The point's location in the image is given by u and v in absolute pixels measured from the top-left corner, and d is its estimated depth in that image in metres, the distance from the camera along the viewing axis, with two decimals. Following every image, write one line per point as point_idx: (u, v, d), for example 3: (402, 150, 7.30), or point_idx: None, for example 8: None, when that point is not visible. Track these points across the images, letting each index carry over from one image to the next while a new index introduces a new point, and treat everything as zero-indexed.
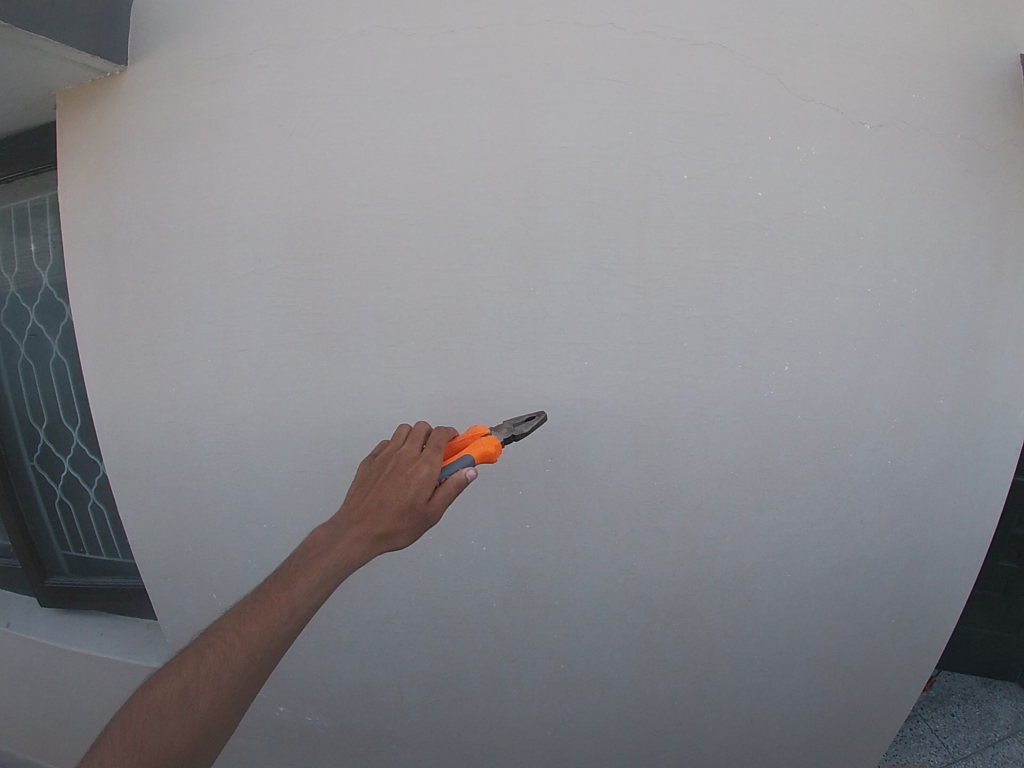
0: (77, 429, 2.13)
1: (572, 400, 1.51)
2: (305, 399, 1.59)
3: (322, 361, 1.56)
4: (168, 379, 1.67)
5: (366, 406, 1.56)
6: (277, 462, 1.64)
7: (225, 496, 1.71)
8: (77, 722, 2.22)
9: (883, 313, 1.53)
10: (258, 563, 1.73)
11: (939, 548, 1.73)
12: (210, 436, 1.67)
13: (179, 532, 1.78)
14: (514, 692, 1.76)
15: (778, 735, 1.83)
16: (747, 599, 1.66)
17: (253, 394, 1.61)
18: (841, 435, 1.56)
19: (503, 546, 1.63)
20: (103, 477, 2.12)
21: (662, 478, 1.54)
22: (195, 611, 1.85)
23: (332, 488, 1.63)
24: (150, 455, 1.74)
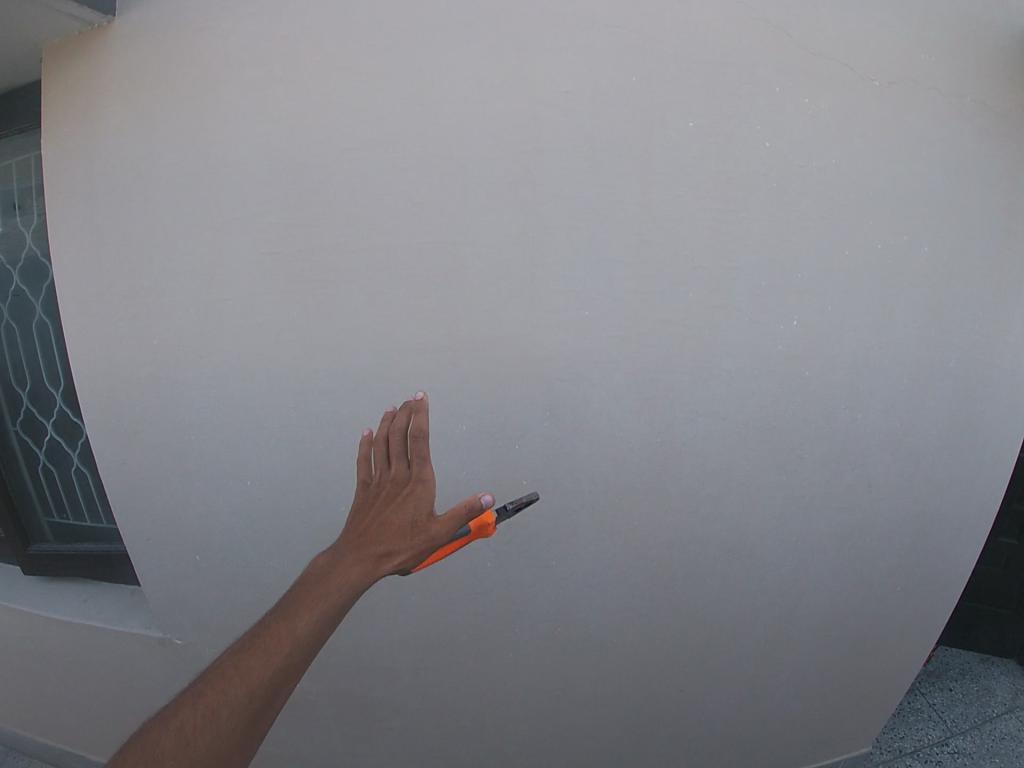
0: (58, 389, 2.05)
1: (571, 354, 1.45)
2: (292, 352, 1.52)
3: (311, 312, 1.49)
4: (151, 333, 1.60)
5: (356, 359, 1.50)
6: (264, 418, 1.58)
7: (211, 454, 1.64)
8: (65, 691, 2.17)
9: (897, 266, 1.47)
10: (245, 524, 1.67)
11: (946, 514, 1.68)
12: (195, 392, 1.60)
13: (164, 493, 1.71)
14: (511, 659, 1.72)
15: (780, 701, 1.81)
16: (750, 563, 1.61)
17: (239, 346, 1.55)
18: (849, 394, 1.51)
19: (500, 508, 1.57)
20: (87, 441, 2.02)
21: (663, 436, 1.49)
22: (177, 578, 1.78)
23: (321, 445, 1.57)
24: (135, 412, 1.67)
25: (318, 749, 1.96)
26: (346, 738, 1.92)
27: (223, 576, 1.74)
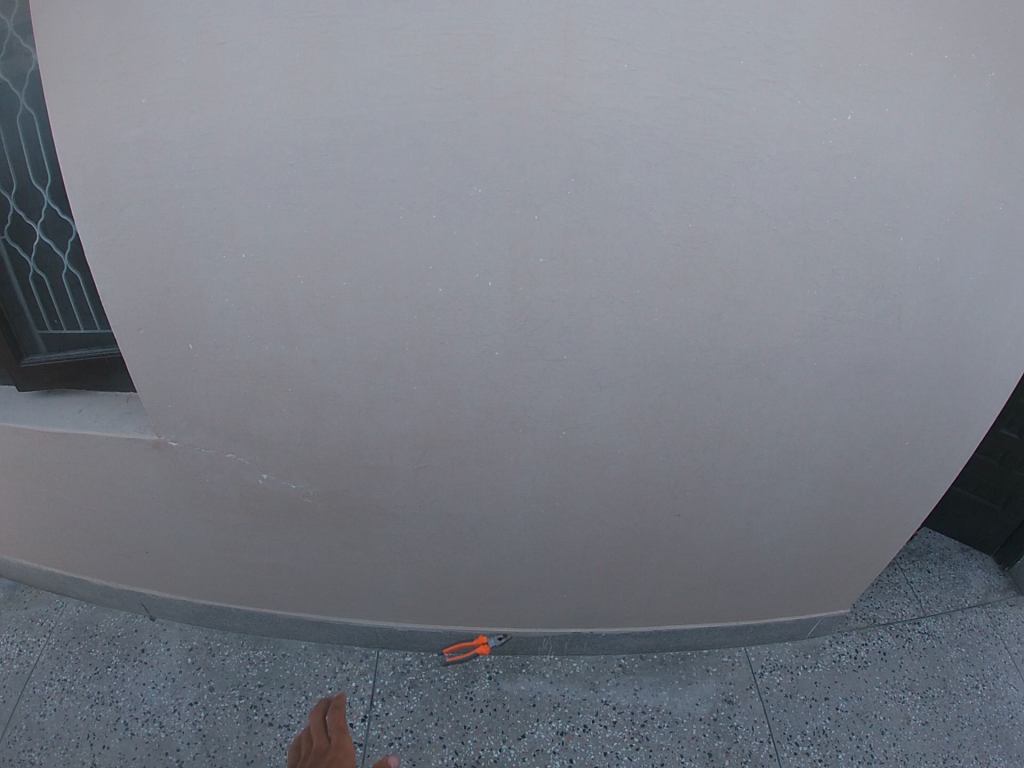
0: (43, 185, 1.69)
1: (600, 123, 1.23)
2: (262, 106, 1.24)
3: (285, 50, 1.20)
4: (95, 58, 1.26)
5: (343, 118, 1.23)
6: (229, 193, 1.32)
7: (175, 221, 1.36)
8: (55, 512, 2.05)
9: (983, 52, 1.26)
10: (216, 325, 1.48)
11: (968, 368, 1.64)
12: (155, 141, 1.29)
13: (124, 276, 1.44)
14: (513, 473, 1.67)
15: (770, 529, 1.90)
16: (766, 385, 1.56)
17: (204, 85, 1.24)
18: (897, 207, 1.37)
19: (514, 295, 1.39)
20: (78, 242, 1.73)
21: (693, 234, 1.33)
22: (143, 387, 1.61)
23: (299, 229, 1.34)
24: (72, 168, 1.33)
25: (317, 561, 1.97)
26: (345, 552, 1.92)
27: (206, 370, 1.56)
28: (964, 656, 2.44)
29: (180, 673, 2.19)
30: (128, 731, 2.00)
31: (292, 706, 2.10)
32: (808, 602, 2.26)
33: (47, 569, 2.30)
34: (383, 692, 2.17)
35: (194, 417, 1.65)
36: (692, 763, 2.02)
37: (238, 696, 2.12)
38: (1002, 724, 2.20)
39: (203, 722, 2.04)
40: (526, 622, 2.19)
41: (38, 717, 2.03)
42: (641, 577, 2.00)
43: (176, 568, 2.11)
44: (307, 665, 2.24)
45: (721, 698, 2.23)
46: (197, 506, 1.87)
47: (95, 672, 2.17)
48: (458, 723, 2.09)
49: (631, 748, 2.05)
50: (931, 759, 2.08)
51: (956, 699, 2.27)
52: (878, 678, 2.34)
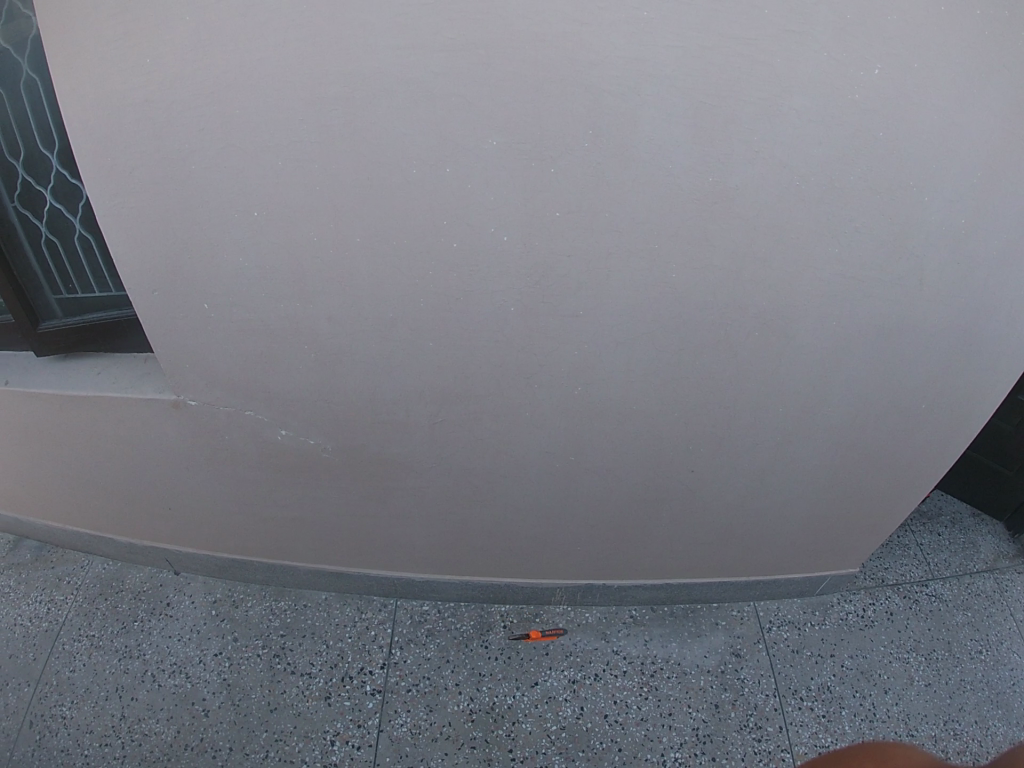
0: (51, 149, 1.64)
1: (618, 73, 1.19)
2: (269, 56, 1.20)
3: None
4: (91, 10, 1.20)
5: (353, 69, 1.20)
6: (242, 148, 1.30)
7: (190, 181, 1.35)
8: (78, 471, 2.09)
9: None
10: (233, 282, 1.49)
11: (992, 329, 1.61)
12: (164, 100, 1.26)
13: (141, 237, 1.44)
14: (527, 428, 1.70)
15: (782, 488, 1.92)
16: (782, 341, 1.55)
17: (209, 39, 1.20)
18: (925, 160, 1.33)
19: (530, 252, 1.39)
20: (89, 205, 1.70)
21: (712, 186, 1.32)
22: (161, 346, 1.62)
23: (314, 184, 1.33)
24: (82, 127, 1.31)
25: (336, 515, 2.03)
26: (363, 506, 1.98)
27: (224, 331, 1.58)
28: (970, 620, 2.48)
29: (204, 625, 2.27)
30: (156, 682, 2.10)
31: (314, 655, 2.19)
32: (817, 560, 2.30)
33: (72, 528, 2.37)
34: (401, 640, 2.24)
35: (214, 377, 1.68)
36: (699, 713, 2.09)
37: (261, 646, 2.21)
38: (1003, 690, 2.24)
39: (227, 672, 2.13)
40: (540, 574, 2.23)
41: (69, 673, 2.11)
42: (652, 531, 2.04)
43: (198, 524, 2.17)
44: (327, 615, 2.31)
45: (729, 652, 2.28)
46: (216, 463, 1.91)
47: (122, 627, 2.25)
48: (473, 671, 2.17)
49: (640, 697, 2.12)
50: (931, 719, 2.14)
51: (960, 663, 2.32)
52: (884, 637, 2.39)
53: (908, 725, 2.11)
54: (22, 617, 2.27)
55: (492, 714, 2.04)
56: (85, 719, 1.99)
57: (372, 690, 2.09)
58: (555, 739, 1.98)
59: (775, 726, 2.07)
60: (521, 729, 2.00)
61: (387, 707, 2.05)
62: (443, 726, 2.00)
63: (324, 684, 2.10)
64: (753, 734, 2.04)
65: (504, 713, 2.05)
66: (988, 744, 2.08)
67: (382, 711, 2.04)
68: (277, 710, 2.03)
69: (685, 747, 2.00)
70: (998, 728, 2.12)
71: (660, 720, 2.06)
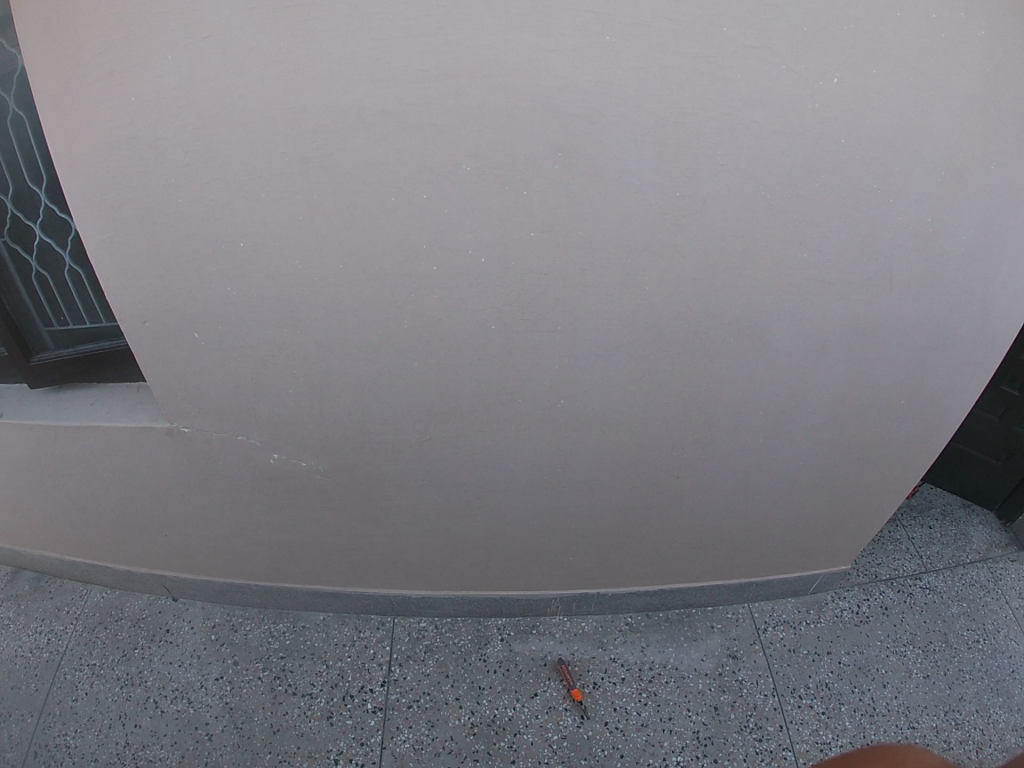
0: (39, 184, 1.65)
1: (586, 98, 1.24)
2: (249, 94, 1.24)
3: (265, 37, 1.19)
4: (76, 53, 1.24)
5: (329, 103, 1.24)
6: (225, 181, 1.34)
7: (175, 214, 1.38)
8: (75, 501, 2.10)
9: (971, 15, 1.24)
10: (220, 311, 1.52)
11: (964, 325, 1.66)
12: (148, 137, 1.30)
13: (129, 269, 1.47)
14: (514, 442, 1.73)
15: (768, 489, 1.96)
16: (758, 347, 1.60)
17: (190, 79, 1.24)
18: (883, 168, 1.38)
19: (509, 271, 1.43)
20: (79, 239, 1.71)
21: (681, 201, 1.36)
22: (152, 374, 1.65)
23: (296, 213, 1.37)
24: (69, 165, 1.35)
25: (330, 536, 2.05)
26: (357, 525, 2.00)
27: (213, 358, 1.61)
28: (965, 610, 2.51)
29: (205, 649, 2.28)
30: (158, 709, 2.10)
31: (314, 675, 2.20)
32: (808, 558, 2.33)
33: (69, 558, 2.38)
34: (400, 657, 2.26)
35: (205, 404, 1.71)
36: (699, 716, 2.11)
37: (262, 669, 2.22)
38: (1002, 677, 2.27)
39: (229, 695, 2.14)
40: (536, 585, 2.25)
41: (71, 703, 2.12)
42: (644, 538, 2.07)
43: (195, 549, 2.19)
44: (326, 635, 2.32)
45: (726, 654, 2.31)
46: (210, 487, 1.93)
47: (123, 655, 2.26)
48: (473, 684, 2.18)
49: (640, 703, 2.14)
50: (931, 711, 2.16)
51: (957, 654, 2.35)
52: (880, 632, 2.42)
53: (909, 718, 2.14)
54: (22, 649, 2.28)
55: (494, 726, 2.06)
56: (89, 748, 1.99)
57: (373, 708, 2.10)
58: (557, 748, 2.00)
59: (775, 725, 2.10)
60: (523, 740, 2.02)
61: (389, 724, 2.06)
62: (445, 740, 2.02)
63: (326, 704, 2.11)
64: (754, 735, 2.06)
65: (506, 725, 2.06)
66: (991, 732, 2.11)
67: (384, 728, 2.05)
68: (279, 732, 2.03)
69: (687, 750, 2.02)
70: (1000, 716, 2.15)
71: (660, 724, 2.08)
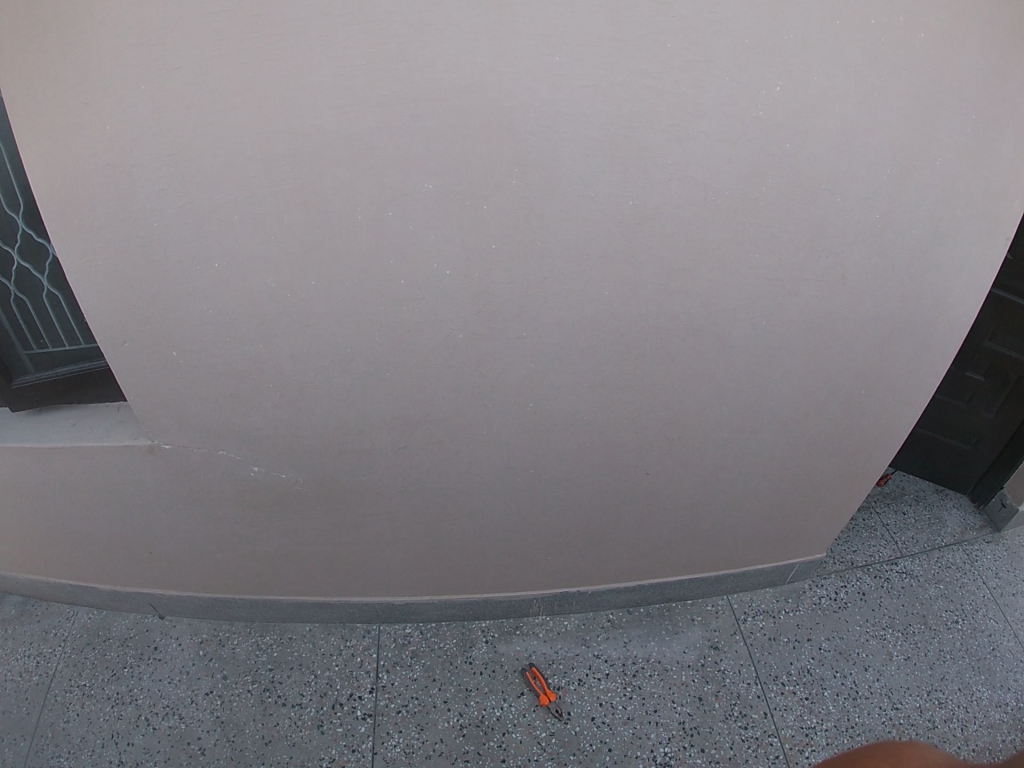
0: (16, 209, 1.66)
1: (541, 116, 1.29)
2: (217, 121, 1.29)
3: (231, 66, 1.23)
4: (46, 83, 1.26)
5: (295, 127, 1.29)
6: (197, 204, 1.38)
7: (149, 237, 1.42)
8: (60, 521, 2.11)
9: (906, 25, 1.30)
10: (196, 329, 1.55)
11: (915, 318, 1.74)
12: (121, 163, 1.34)
13: (106, 291, 1.50)
14: (488, 446, 1.78)
15: (738, 482, 2.02)
16: (719, 345, 1.66)
17: (161, 107, 1.28)
18: (828, 172, 1.45)
19: (474, 281, 1.48)
20: (58, 264, 1.72)
21: (636, 210, 1.43)
22: (132, 393, 1.68)
23: (266, 233, 1.41)
24: (45, 192, 1.38)
25: (313, 546, 2.08)
26: (339, 535, 2.03)
27: (192, 375, 1.64)
28: (942, 592, 2.59)
29: (194, 665, 2.30)
30: (149, 726, 2.12)
31: (303, 685, 2.22)
32: (783, 548, 2.40)
33: (56, 579, 2.38)
34: (387, 663, 2.29)
35: (185, 420, 1.74)
36: (684, 708, 2.16)
37: (251, 681, 2.24)
38: (983, 655, 2.36)
39: (220, 709, 2.16)
40: (518, 586, 2.30)
41: (63, 724, 2.12)
42: (621, 535, 2.13)
43: (180, 565, 2.20)
44: (313, 646, 2.35)
45: (708, 645, 2.36)
46: (193, 503, 1.96)
47: (112, 674, 2.27)
48: (460, 686, 2.22)
49: (625, 697, 2.19)
50: (914, 691, 2.23)
51: (937, 635, 2.42)
52: (858, 617, 2.48)
53: (892, 699, 2.20)
54: (10, 674, 2.27)
55: (483, 727, 2.10)
56: None
57: (363, 715, 2.13)
58: (546, 745, 2.05)
59: (759, 712, 2.15)
60: (511, 738, 2.06)
61: (379, 730, 2.09)
62: (436, 743, 2.05)
63: (316, 713, 2.14)
64: (738, 723, 2.12)
65: (494, 725, 2.10)
66: (974, 709, 2.18)
67: (375, 733, 2.08)
68: (271, 743, 2.06)
69: (674, 741, 2.07)
70: (982, 693, 2.23)
71: (646, 717, 2.13)
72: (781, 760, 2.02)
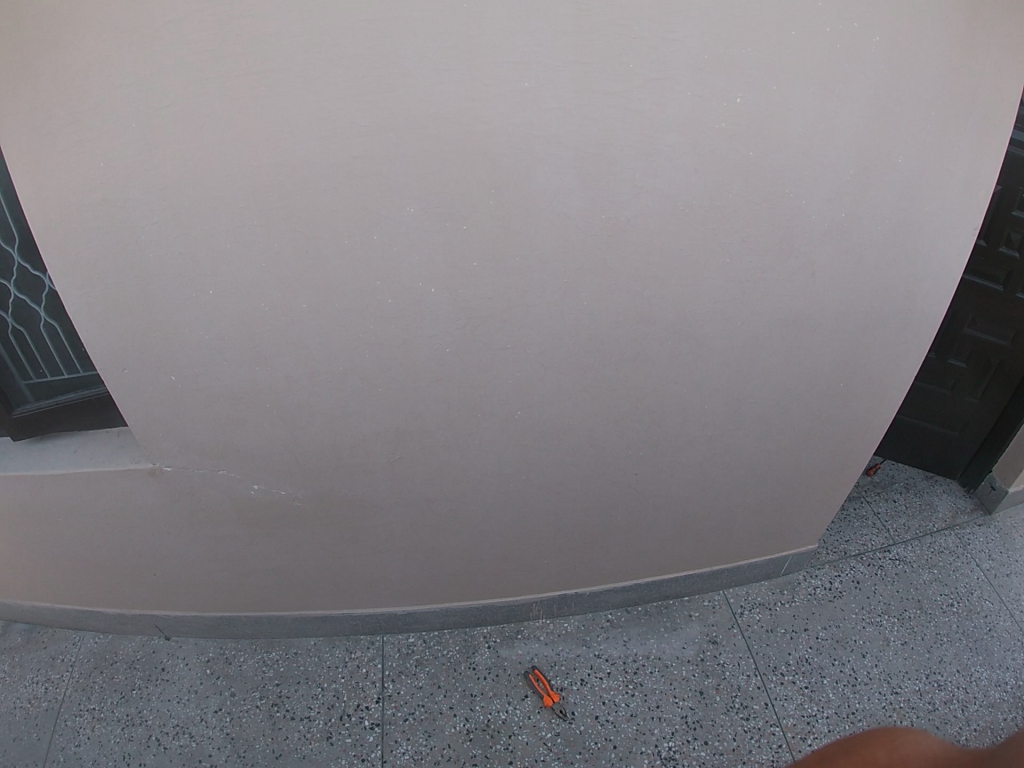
0: (11, 243, 1.69)
1: (515, 135, 1.35)
2: (206, 154, 1.34)
3: (216, 102, 1.29)
4: (41, 124, 1.32)
5: (279, 157, 1.35)
6: (189, 234, 1.43)
7: (145, 267, 1.47)
8: (65, 547, 2.14)
9: (859, 34, 1.37)
10: (192, 353, 1.60)
11: (888, 311, 1.80)
12: (115, 197, 1.39)
13: (103, 320, 1.55)
14: (480, 454, 1.83)
15: (725, 477, 2.08)
16: (697, 346, 1.72)
17: (153, 143, 1.33)
18: (793, 178, 1.52)
19: (458, 296, 1.54)
20: (54, 294, 1.76)
21: (611, 221, 1.49)
22: (131, 418, 1.72)
23: (255, 258, 1.46)
24: (42, 227, 1.42)
25: (314, 559, 2.12)
26: (339, 548, 2.07)
27: (190, 398, 1.69)
28: (936, 577, 2.65)
29: (202, 684, 2.33)
30: (161, 745, 2.15)
31: (310, 699, 2.26)
32: (774, 541, 2.45)
33: (62, 604, 2.41)
34: (392, 673, 2.33)
35: (184, 442, 1.78)
36: (686, 702, 2.20)
37: (259, 697, 2.27)
38: (980, 637, 2.41)
39: (229, 726, 2.19)
40: (517, 590, 2.34)
41: (74, 748, 2.15)
42: (616, 534, 2.18)
43: (185, 585, 2.24)
44: (318, 660, 2.38)
45: (706, 640, 2.41)
46: (195, 522, 1.99)
47: (121, 697, 2.30)
48: (465, 692, 2.26)
49: (628, 694, 2.23)
50: (912, 675, 2.28)
51: (933, 619, 2.48)
52: (853, 605, 2.53)
53: (891, 684, 2.25)
54: (20, 701, 2.30)
55: (488, 731, 2.14)
56: None
57: (371, 724, 2.17)
58: (552, 745, 2.09)
59: (760, 703, 2.20)
60: (517, 741, 2.11)
61: (387, 739, 2.13)
62: (444, 749, 2.09)
63: (324, 725, 2.18)
64: (740, 714, 2.17)
65: (500, 728, 2.14)
66: (974, 690, 2.23)
67: (383, 742, 2.12)
68: (282, 757, 2.10)
69: (677, 735, 2.11)
70: (981, 674, 2.28)
71: (649, 713, 2.17)
72: (783, 748, 2.07)
